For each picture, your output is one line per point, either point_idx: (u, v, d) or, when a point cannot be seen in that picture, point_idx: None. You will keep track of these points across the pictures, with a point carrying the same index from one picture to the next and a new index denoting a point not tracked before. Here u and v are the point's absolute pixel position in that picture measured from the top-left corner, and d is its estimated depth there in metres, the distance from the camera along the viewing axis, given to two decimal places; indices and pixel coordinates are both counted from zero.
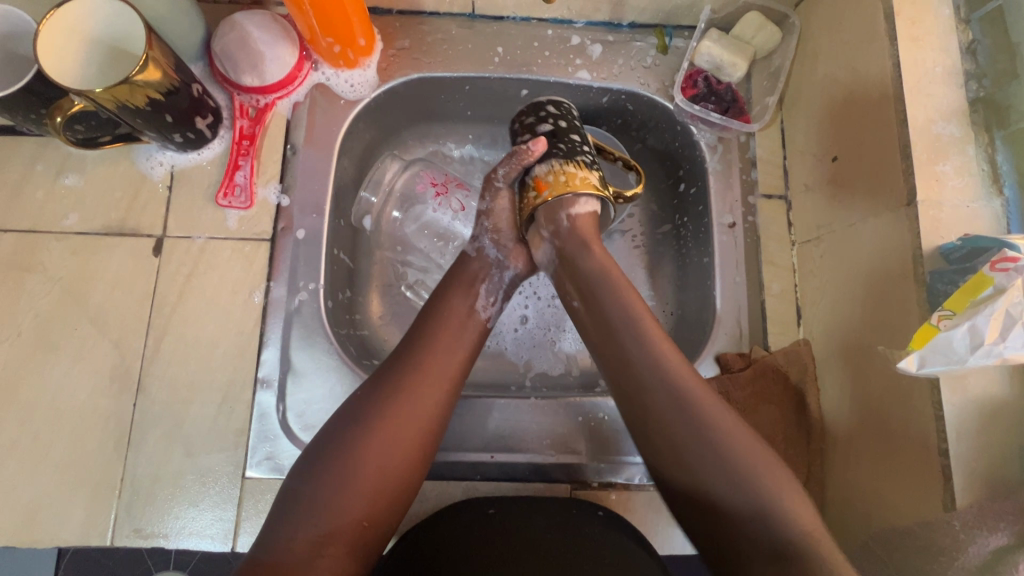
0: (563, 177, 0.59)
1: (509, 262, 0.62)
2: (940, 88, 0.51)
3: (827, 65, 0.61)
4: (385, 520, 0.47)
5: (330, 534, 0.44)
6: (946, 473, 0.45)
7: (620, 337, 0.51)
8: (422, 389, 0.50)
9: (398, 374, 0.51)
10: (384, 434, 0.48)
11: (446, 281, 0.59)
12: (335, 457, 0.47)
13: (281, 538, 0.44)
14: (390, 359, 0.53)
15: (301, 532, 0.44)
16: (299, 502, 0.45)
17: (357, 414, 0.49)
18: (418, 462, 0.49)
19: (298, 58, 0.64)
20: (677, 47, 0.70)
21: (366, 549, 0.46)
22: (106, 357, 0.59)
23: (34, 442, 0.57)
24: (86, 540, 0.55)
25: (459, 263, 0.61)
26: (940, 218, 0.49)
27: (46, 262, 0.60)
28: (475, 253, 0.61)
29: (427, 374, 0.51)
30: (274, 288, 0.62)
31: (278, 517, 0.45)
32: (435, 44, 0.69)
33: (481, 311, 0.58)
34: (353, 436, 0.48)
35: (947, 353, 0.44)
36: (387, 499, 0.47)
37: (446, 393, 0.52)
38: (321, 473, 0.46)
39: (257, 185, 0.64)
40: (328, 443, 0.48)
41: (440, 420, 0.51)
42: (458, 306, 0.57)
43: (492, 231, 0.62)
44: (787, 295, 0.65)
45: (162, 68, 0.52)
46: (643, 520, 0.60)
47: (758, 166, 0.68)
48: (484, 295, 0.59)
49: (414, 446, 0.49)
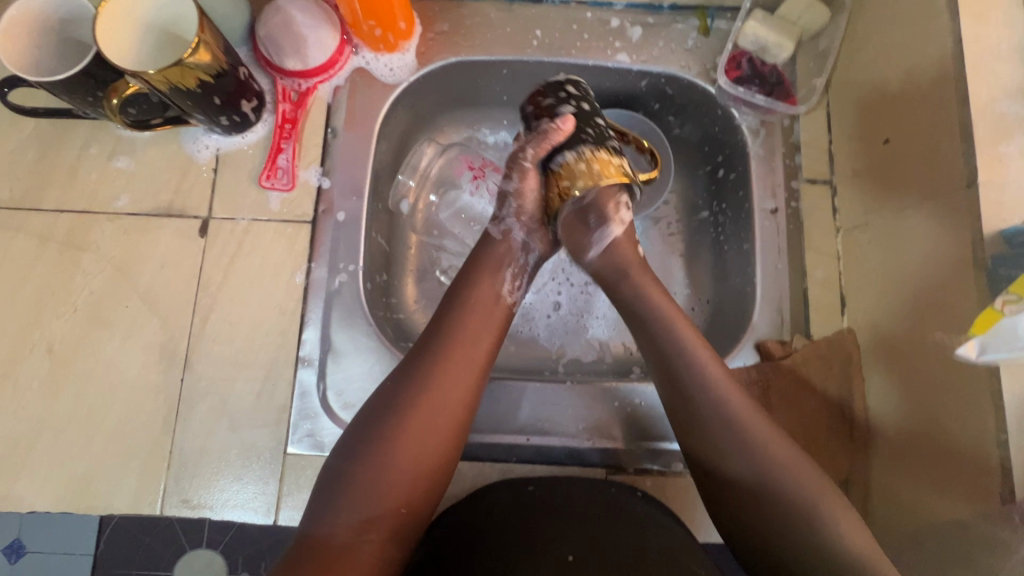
0: (595, 166, 0.58)
1: (533, 244, 0.61)
2: (1005, 65, 0.49)
3: (880, 45, 0.59)
4: (423, 506, 0.48)
5: (372, 519, 0.46)
6: (1003, 465, 0.43)
7: (661, 342, 0.54)
8: (455, 377, 0.51)
9: (431, 361, 0.51)
10: (420, 421, 0.48)
11: (473, 265, 0.58)
12: (372, 443, 0.47)
13: (325, 522, 0.45)
14: (421, 343, 0.53)
15: (344, 516, 0.45)
16: (341, 486, 0.46)
17: (391, 401, 0.49)
18: (452, 448, 0.50)
19: (340, 42, 0.65)
20: (720, 28, 0.69)
21: (406, 533, 0.47)
22: (156, 333, 0.61)
23: (89, 414, 0.59)
24: (137, 509, 0.57)
25: (484, 245, 0.60)
26: (1003, 201, 0.46)
27: (99, 242, 0.63)
28: (501, 235, 0.60)
29: (457, 361, 0.51)
30: (314, 270, 0.63)
31: (320, 500, 0.46)
32: (473, 28, 0.69)
33: (506, 295, 0.57)
34: (389, 423, 0.48)
35: (1010, 339, 0.42)
36: (424, 486, 0.48)
37: (477, 381, 0.52)
38: (360, 458, 0.47)
39: (299, 168, 0.65)
40: (365, 429, 0.48)
41: (472, 407, 0.51)
42: (485, 291, 0.56)
43: (519, 212, 0.61)
44: (831, 282, 0.63)
45: (212, 51, 0.53)
46: (679, 507, 0.60)
47: (803, 151, 0.67)
48: (509, 279, 0.58)
49: (448, 434, 0.49)
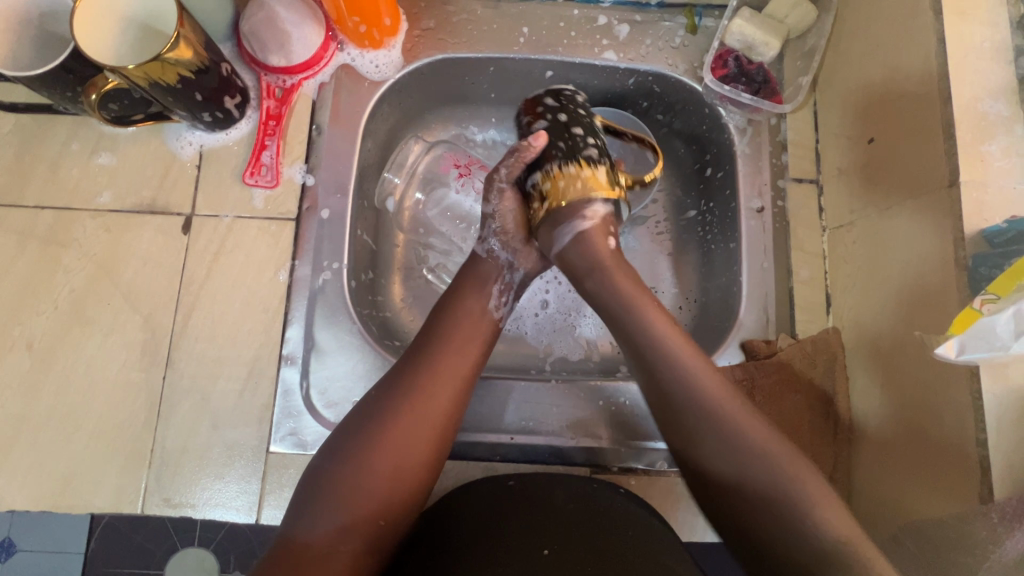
0: (568, 183, 0.57)
1: (518, 262, 0.61)
2: (987, 64, 0.49)
3: (865, 43, 0.59)
4: (403, 516, 0.48)
5: (347, 529, 0.45)
6: (983, 465, 0.43)
7: (649, 338, 0.52)
8: (438, 388, 0.50)
9: (415, 371, 0.51)
10: (400, 432, 0.48)
11: (463, 278, 0.59)
12: (352, 452, 0.47)
13: (302, 529, 0.45)
14: (407, 354, 0.53)
15: (320, 524, 0.45)
16: (319, 494, 0.46)
17: (374, 411, 0.49)
18: (433, 460, 0.49)
19: (324, 38, 0.65)
20: (707, 26, 0.69)
21: (383, 544, 0.47)
22: (138, 331, 0.60)
23: (70, 412, 0.59)
24: (117, 507, 0.57)
25: (471, 263, 0.60)
26: (984, 201, 0.46)
27: (81, 238, 0.62)
28: (485, 254, 0.60)
29: (441, 372, 0.51)
30: (298, 267, 0.62)
31: (300, 507, 0.47)
32: (460, 25, 0.68)
33: (493, 310, 0.57)
34: (370, 433, 0.48)
35: (989, 339, 0.42)
36: (403, 497, 0.48)
37: (461, 393, 0.52)
38: (339, 467, 0.47)
39: (283, 165, 0.64)
40: (346, 438, 0.48)
41: (455, 419, 0.51)
42: (474, 303, 0.56)
43: (499, 232, 0.60)
44: (816, 281, 0.63)
45: (193, 47, 0.53)
46: (664, 506, 0.59)
47: (789, 150, 0.67)
48: (496, 293, 0.58)
49: (429, 445, 0.49)
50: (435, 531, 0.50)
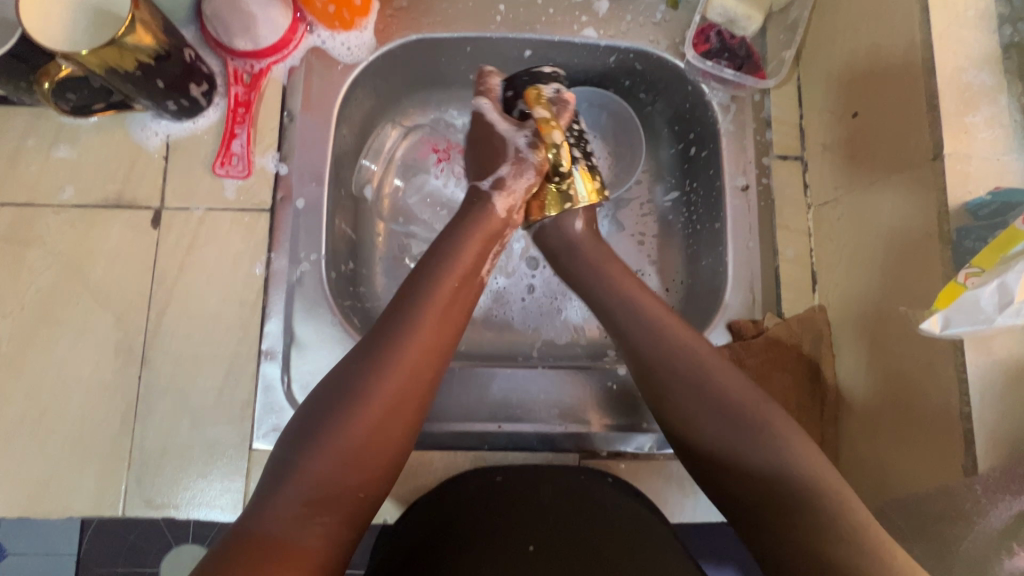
0: (595, 182, 0.62)
1: (515, 224, 0.59)
2: (972, 33, 0.48)
3: (849, 15, 0.58)
4: (376, 490, 0.47)
5: (323, 504, 0.43)
6: (967, 438, 0.43)
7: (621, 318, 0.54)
8: (413, 358, 0.49)
9: (391, 340, 0.49)
10: (376, 404, 0.47)
11: (451, 241, 0.55)
12: (326, 425, 0.45)
13: (267, 510, 0.42)
14: (378, 325, 0.50)
15: (290, 503, 0.43)
16: (288, 472, 0.44)
17: (348, 381, 0.47)
18: (411, 427, 0.49)
19: (292, 20, 0.62)
20: (688, 1, 0.67)
21: (357, 519, 0.45)
22: (109, 330, 0.58)
23: (43, 414, 0.57)
24: (97, 510, 0.56)
25: (462, 220, 0.57)
26: (968, 172, 0.46)
27: (45, 236, 0.60)
28: (506, 213, 0.57)
29: (418, 341, 0.50)
30: (275, 259, 0.60)
31: (268, 487, 0.44)
32: (434, 3, 0.66)
33: (485, 275, 0.57)
34: (344, 403, 0.46)
35: (972, 312, 0.41)
36: (381, 467, 0.47)
37: (439, 362, 0.50)
38: (312, 442, 0.45)
39: (255, 154, 0.62)
40: (319, 412, 0.46)
41: (431, 388, 0.50)
42: (458, 266, 0.54)
43: (531, 191, 0.58)
44: (802, 260, 0.63)
45: (152, 32, 0.50)
46: (653, 489, 0.59)
47: (773, 127, 0.66)
48: (489, 259, 0.57)
49: (406, 416, 0.48)
50: (418, 529, 0.50)
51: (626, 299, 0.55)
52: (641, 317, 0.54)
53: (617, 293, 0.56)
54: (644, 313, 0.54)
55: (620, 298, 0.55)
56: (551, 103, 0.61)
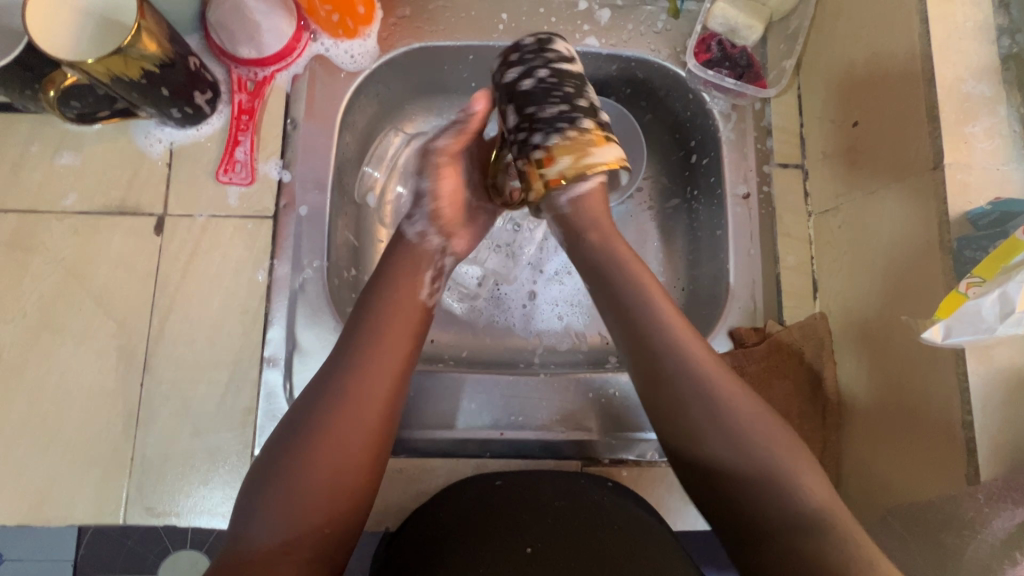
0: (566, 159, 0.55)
1: (451, 247, 0.59)
2: (971, 44, 0.48)
3: (849, 26, 0.58)
4: (350, 520, 0.46)
5: (294, 540, 0.43)
6: (970, 446, 0.43)
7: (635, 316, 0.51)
8: (370, 385, 0.48)
9: (346, 368, 0.48)
10: (336, 433, 0.45)
11: (389, 269, 0.55)
12: (287, 458, 0.44)
13: (241, 546, 0.43)
14: (334, 354, 0.50)
15: (259, 542, 0.42)
16: (255, 509, 0.43)
17: (307, 411, 0.46)
18: (377, 454, 0.47)
19: (296, 28, 0.63)
20: (689, 10, 0.68)
21: (331, 553, 0.44)
22: (112, 336, 0.58)
23: (45, 421, 0.57)
24: (98, 518, 0.55)
25: (400, 245, 0.57)
26: (968, 182, 0.46)
27: (48, 242, 0.60)
28: (416, 237, 0.57)
29: (372, 368, 0.48)
30: (278, 266, 0.60)
31: (240, 520, 0.44)
32: (437, 12, 0.66)
33: (424, 297, 0.54)
34: (304, 434, 0.45)
35: (974, 322, 0.41)
36: (349, 497, 0.45)
37: (398, 385, 0.49)
38: (275, 477, 0.44)
39: (258, 161, 0.63)
40: (281, 445, 0.45)
41: (392, 411, 0.48)
42: (400, 294, 0.53)
43: (434, 215, 0.58)
44: (803, 267, 0.63)
45: (157, 40, 0.51)
46: (655, 496, 0.59)
47: (774, 135, 0.66)
48: (430, 281, 0.55)
49: (369, 441, 0.47)
50: (419, 529, 0.50)
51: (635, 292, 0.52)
52: (653, 315, 0.50)
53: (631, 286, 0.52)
54: (655, 310, 0.51)
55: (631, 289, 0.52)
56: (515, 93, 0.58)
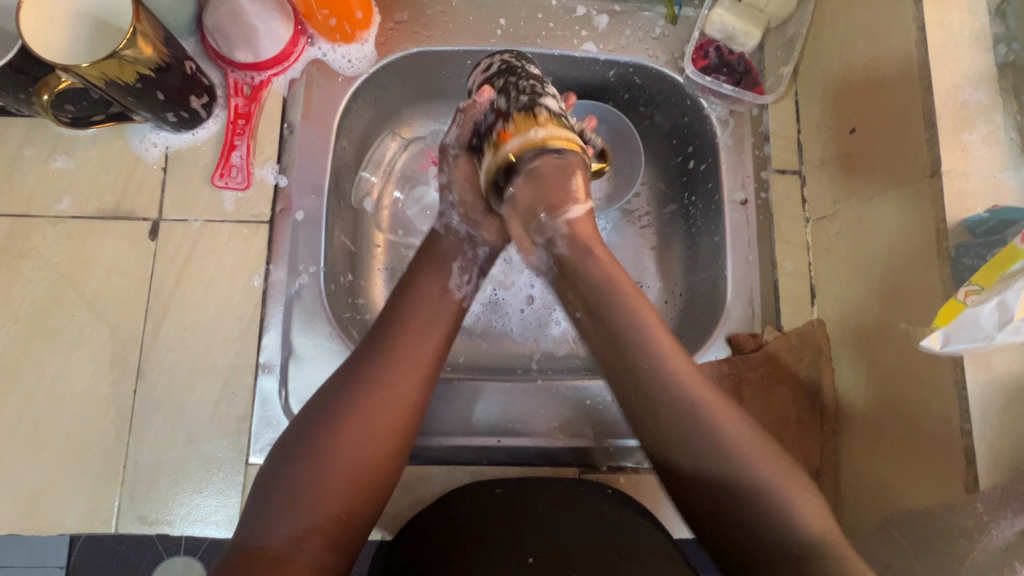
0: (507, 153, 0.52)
1: (481, 235, 0.58)
2: (967, 52, 0.48)
3: (845, 33, 0.59)
4: (366, 511, 0.46)
5: (311, 527, 0.43)
6: (968, 456, 0.43)
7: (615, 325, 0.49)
8: (398, 375, 0.48)
9: (374, 359, 0.49)
10: (362, 421, 0.46)
11: (422, 261, 0.56)
12: (312, 444, 0.45)
13: (258, 533, 0.42)
14: (364, 344, 0.50)
15: (279, 528, 0.42)
16: (276, 496, 0.44)
17: (335, 399, 0.47)
18: (399, 446, 0.48)
19: (293, 32, 0.62)
20: (687, 16, 0.68)
21: (347, 541, 0.45)
22: (104, 342, 0.58)
23: (36, 428, 0.56)
24: (89, 527, 0.55)
25: (430, 240, 0.58)
26: (965, 189, 0.46)
27: (41, 247, 0.59)
28: (442, 231, 0.58)
29: (401, 359, 0.49)
30: (274, 272, 0.60)
31: (257, 508, 0.44)
32: (435, 17, 0.66)
33: (456, 290, 0.55)
34: (330, 422, 0.46)
35: (972, 330, 0.41)
36: (368, 488, 0.46)
37: (425, 379, 0.50)
38: (298, 463, 0.44)
39: (254, 166, 0.62)
40: (305, 432, 0.46)
41: (418, 405, 0.49)
42: (433, 286, 0.54)
43: (454, 207, 0.58)
44: (801, 273, 0.63)
45: (152, 43, 0.50)
46: (653, 504, 0.59)
47: (772, 141, 0.66)
48: (457, 274, 0.56)
49: (392, 430, 0.47)
50: (417, 542, 0.50)
51: (617, 300, 0.49)
52: (632, 324, 0.48)
53: (613, 294, 0.49)
54: (636, 318, 0.49)
55: (613, 294, 0.49)
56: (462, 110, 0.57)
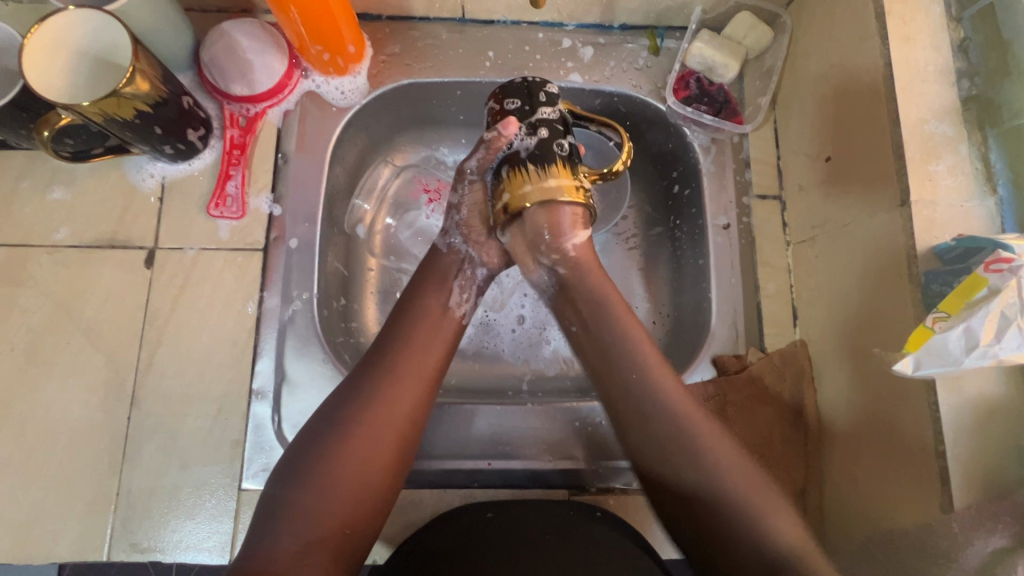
0: (527, 187, 0.54)
1: (477, 256, 0.59)
2: (933, 86, 0.51)
3: (819, 65, 0.61)
4: (367, 527, 0.47)
5: (313, 541, 0.44)
6: (943, 474, 0.44)
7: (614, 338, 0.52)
8: (402, 389, 0.49)
9: (374, 377, 0.49)
10: (364, 438, 0.47)
11: (425, 277, 0.57)
12: (315, 462, 0.46)
13: (262, 547, 0.43)
14: (366, 361, 0.51)
15: (284, 542, 0.43)
16: (280, 510, 0.44)
17: (334, 416, 0.48)
18: (399, 463, 0.49)
19: (288, 66, 0.64)
20: (669, 48, 0.70)
21: (349, 557, 0.45)
22: (99, 369, 0.59)
23: (29, 457, 0.56)
24: (80, 555, 0.55)
25: (430, 258, 0.59)
26: (933, 218, 0.48)
27: (37, 276, 0.60)
28: (446, 248, 0.59)
29: (403, 376, 0.50)
30: (267, 298, 0.61)
31: (259, 526, 0.44)
32: (425, 50, 0.68)
33: (456, 308, 0.56)
34: (331, 439, 0.47)
35: (942, 355, 0.43)
36: (369, 504, 0.47)
37: (426, 396, 0.51)
38: (299, 482, 0.45)
39: (249, 194, 0.64)
40: (307, 451, 0.47)
41: (419, 422, 0.50)
42: (435, 302, 0.55)
43: (461, 225, 0.59)
44: (782, 295, 0.65)
45: (150, 80, 0.52)
46: (643, 524, 0.60)
47: (752, 167, 0.69)
48: (456, 292, 0.57)
49: (392, 448, 0.48)
50: (414, 564, 0.50)
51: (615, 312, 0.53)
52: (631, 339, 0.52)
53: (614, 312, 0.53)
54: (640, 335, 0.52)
55: (614, 309, 0.53)
56: (479, 140, 0.58)
